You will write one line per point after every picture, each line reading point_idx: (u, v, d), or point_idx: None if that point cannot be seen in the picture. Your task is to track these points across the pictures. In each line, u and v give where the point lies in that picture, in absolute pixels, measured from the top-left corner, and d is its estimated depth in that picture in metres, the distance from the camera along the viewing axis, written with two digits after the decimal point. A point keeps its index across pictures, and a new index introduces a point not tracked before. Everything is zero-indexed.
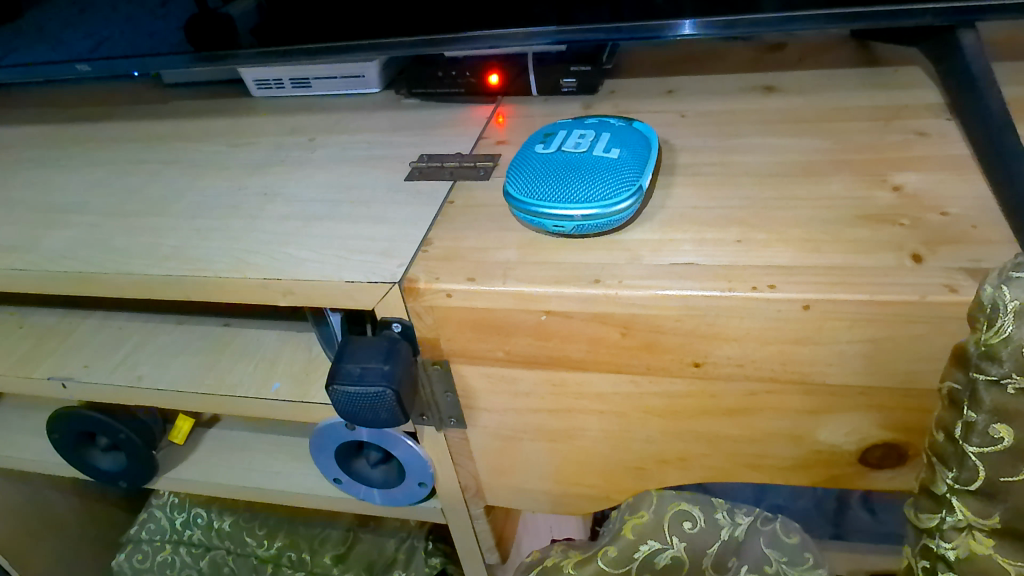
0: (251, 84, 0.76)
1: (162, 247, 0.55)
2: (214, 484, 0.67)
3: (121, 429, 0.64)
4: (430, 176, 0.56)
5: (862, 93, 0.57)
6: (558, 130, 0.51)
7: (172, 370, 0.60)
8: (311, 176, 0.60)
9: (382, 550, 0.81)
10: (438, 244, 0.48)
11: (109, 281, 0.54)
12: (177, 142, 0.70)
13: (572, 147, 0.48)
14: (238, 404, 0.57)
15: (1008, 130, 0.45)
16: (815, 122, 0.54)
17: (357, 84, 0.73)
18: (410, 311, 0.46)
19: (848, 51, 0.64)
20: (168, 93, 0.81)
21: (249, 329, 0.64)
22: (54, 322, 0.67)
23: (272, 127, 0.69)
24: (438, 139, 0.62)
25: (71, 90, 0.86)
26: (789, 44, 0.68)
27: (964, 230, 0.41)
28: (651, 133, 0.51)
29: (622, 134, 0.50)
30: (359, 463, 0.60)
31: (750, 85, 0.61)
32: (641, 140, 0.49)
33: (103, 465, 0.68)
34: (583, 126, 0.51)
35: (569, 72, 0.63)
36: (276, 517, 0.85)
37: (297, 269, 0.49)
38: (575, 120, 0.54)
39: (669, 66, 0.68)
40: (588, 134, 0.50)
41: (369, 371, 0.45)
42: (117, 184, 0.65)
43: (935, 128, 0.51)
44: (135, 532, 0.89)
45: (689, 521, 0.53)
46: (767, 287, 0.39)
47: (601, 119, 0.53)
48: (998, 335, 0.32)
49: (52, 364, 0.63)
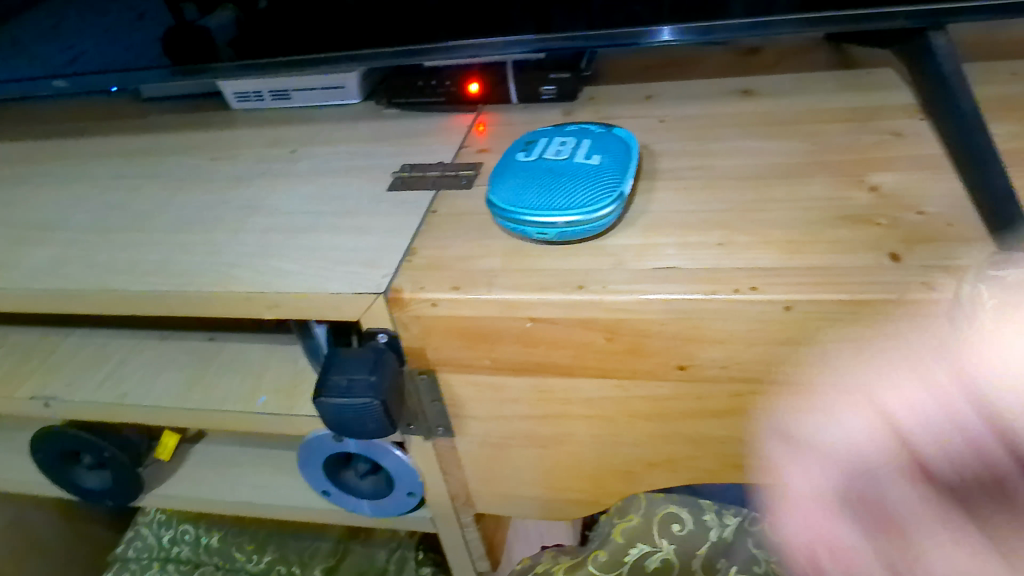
0: (231, 97, 0.76)
1: (145, 262, 0.55)
2: (202, 500, 0.66)
3: (105, 447, 0.63)
4: (412, 185, 0.56)
5: (838, 95, 0.58)
6: (540, 138, 0.52)
7: (158, 386, 0.60)
8: (294, 188, 0.60)
9: (373, 561, 0.80)
10: (422, 254, 0.48)
11: (92, 298, 0.53)
12: (157, 156, 0.69)
13: (553, 154, 0.49)
14: (224, 419, 0.57)
15: (981, 130, 0.46)
16: (792, 124, 0.55)
17: (337, 95, 0.73)
18: (395, 322, 0.46)
19: (823, 55, 0.65)
20: (146, 107, 0.80)
21: (234, 343, 0.63)
22: (36, 339, 0.67)
23: (253, 139, 0.69)
24: (419, 148, 0.62)
25: (49, 106, 0.85)
26: (766, 48, 0.69)
27: (940, 228, 0.42)
28: (631, 139, 0.52)
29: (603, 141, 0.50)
30: (347, 475, 0.60)
31: (728, 89, 0.62)
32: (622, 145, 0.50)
33: (88, 484, 0.67)
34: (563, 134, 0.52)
35: (548, 80, 0.64)
36: (265, 530, 0.85)
37: (282, 282, 0.49)
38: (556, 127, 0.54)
39: (647, 72, 0.68)
40: (569, 141, 0.50)
41: (356, 382, 0.45)
42: (97, 199, 0.64)
43: (910, 129, 0.52)
44: (122, 551, 0.88)
45: (677, 523, 0.54)
46: (749, 289, 0.40)
47: (582, 125, 0.53)
48: None
49: (35, 383, 0.62)
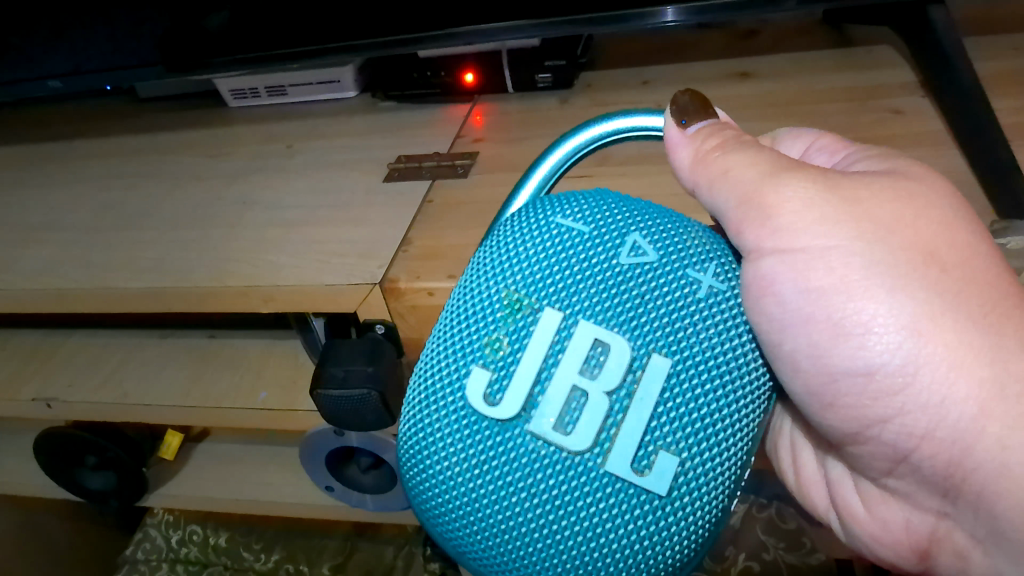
0: (227, 94, 0.75)
1: (142, 261, 0.54)
2: (205, 498, 0.66)
3: (109, 448, 0.63)
4: (407, 176, 0.56)
5: (836, 75, 0.58)
6: (490, 328, 0.21)
7: (158, 385, 0.60)
8: (291, 183, 0.59)
9: (381, 557, 0.81)
10: (417, 243, 0.48)
11: (89, 297, 0.53)
12: (154, 155, 0.69)
13: (579, 412, 0.21)
14: (224, 416, 0.57)
15: (979, 103, 0.46)
16: (790, 105, 0.55)
17: (333, 89, 0.72)
18: (391, 312, 0.46)
19: (821, 36, 0.66)
20: (142, 108, 0.80)
21: (233, 340, 0.63)
22: (39, 342, 0.67)
23: (250, 136, 0.69)
24: (416, 140, 0.62)
25: (45, 110, 0.85)
26: (763, 29, 0.70)
27: None
28: (654, 217, 0.24)
29: (613, 289, 0.21)
30: (351, 470, 0.60)
31: (727, 72, 0.62)
32: (718, 239, 0.25)
33: (94, 486, 0.67)
34: (504, 331, 0.21)
35: (544, 67, 0.64)
36: (273, 529, 0.85)
37: (276, 275, 0.48)
38: (472, 264, 0.24)
39: (645, 56, 0.69)
40: (570, 332, 0.21)
41: (353, 373, 0.45)
42: (94, 200, 0.64)
43: (910, 106, 0.52)
44: (130, 553, 0.87)
45: None
46: None
47: (517, 244, 0.23)
48: (900, 549, 0.33)
49: (36, 385, 0.62)
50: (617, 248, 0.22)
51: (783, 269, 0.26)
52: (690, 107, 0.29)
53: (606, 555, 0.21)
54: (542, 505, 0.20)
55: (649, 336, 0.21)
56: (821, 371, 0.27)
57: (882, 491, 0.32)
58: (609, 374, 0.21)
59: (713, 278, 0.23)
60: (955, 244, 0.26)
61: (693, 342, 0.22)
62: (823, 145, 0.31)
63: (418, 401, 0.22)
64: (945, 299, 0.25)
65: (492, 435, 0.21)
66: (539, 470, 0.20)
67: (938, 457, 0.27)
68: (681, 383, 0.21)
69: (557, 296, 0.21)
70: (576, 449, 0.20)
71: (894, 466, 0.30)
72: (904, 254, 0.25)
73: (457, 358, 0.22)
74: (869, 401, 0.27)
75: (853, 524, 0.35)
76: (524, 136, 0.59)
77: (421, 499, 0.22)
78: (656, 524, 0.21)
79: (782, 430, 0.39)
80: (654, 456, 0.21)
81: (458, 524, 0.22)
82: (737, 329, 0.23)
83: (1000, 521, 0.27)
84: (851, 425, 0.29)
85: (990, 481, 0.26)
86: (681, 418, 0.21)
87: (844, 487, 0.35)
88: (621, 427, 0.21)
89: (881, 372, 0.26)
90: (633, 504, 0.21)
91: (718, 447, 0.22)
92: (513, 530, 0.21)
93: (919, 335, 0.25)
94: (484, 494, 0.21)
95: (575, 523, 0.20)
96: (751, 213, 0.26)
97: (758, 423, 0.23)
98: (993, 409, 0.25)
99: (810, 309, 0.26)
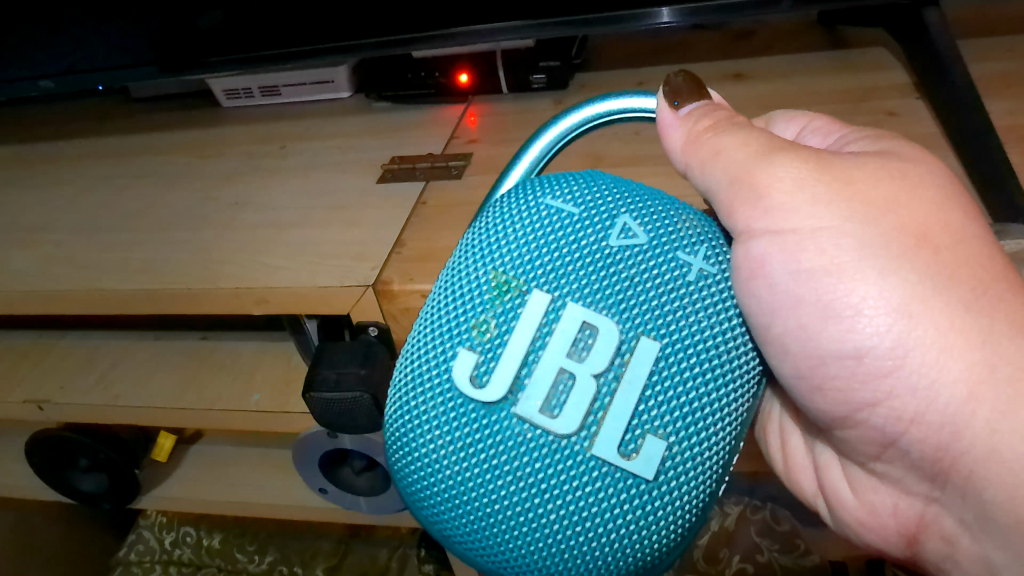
0: (220, 94, 0.75)
1: (133, 262, 0.54)
2: (199, 501, 0.66)
3: (100, 449, 0.62)
4: (401, 177, 0.56)
5: (831, 77, 0.58)
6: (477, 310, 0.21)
7: (150, 386, 0.59)
8: (285, 184, 0.59)
9: (375, 559, 0.81)
10: (410, 245, 0.47)
11: (81, 298, 0.53)
12: (146, 154, 0.69)
13: (566, 394, 0.20)
14: (216, 417, 0.56)
15: (974, 106, 0.46)
16: (784, 106, 0.55)
17: (326, 90, 0.72)
18: (384, 315, 0.45)
19: (817, 37, 0.66)
20: (134, 107, 0.80)
21: (227, 341, 0.63)
22: (31, 343, 0.67)
23: (243, 136, 0.69)
24: (410, 141, 0.61)
25: (37, 110, 0.85)
26: (759, 31, 0.70)
27: None
28: (645, 200, 0.23)
29: (602, 272, 0.21)
30: (344, 472, 0.59)
31: (721, 73, 0.62)
32: (710, 222, 0.25)
33: (86, 488, 0.67)
34: (492, 313, 0.21)
35: (538, 68, 0.64)
36: (267, 531, 0.85)
37: (269, 276, 0.48)
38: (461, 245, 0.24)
39: (640, 57, 0.69)
40: (558, 314, 0.21)
41: (345, 376, 0.44)
42: (85, 200, 0.64)
43: (904, 107, 0.52)
44: (123, 555, 0.87)
45: None
46: None
47: (507, 225, 0.23)
48: (887, 535, 0.33)
49: (28, 387, 0.62)
50: (607, 230, 0.22)
51: (772, 251, 0.26)
52: (684, 88, 0.29)
53: (591, 539, 0.21)
54: (528, 489, 0.20)
55: (637, 319, 0.21)
56: (810, 355, 0.27)
57: (871, 477, 0.32)
58: (597, 357, 0.21)
59: (702, 261, 0.23)
60: (948, 226, 0.25)
61: (681, 325, 0.21)
62: (816, 126, 0.31)
63: (406, 384, 0.22)
64: (936, 280, 0.25)
65: (478, 418, 0.21)
66: (525, 453, 0.20)
67: (927, 443, 0.27)
68: (669, 366, 0.21)
69: (545, 278, 0.21)
70: (563, 432, 0.20)
71: (883, 452, 0.30)
72: (896, 240, 0.25)
73: (444, 341, 0.21)
74: (858, 384, 0.27)
75: (840, 511, 0.35)
76: (518, 137, 0.58)
77: (408, 484, 0.22)
78: (643, 509, 0.21)
79: (771, 415, 0.38)
80: (642, 440, 0.21)
81: (445, 509, 0.21)
82: (726, 312, 0.23)
83: (989, 512, 0.27)
84: (840, 409, 0.29)
85: (978, 468, 0.26)
86: (669, 401, 0.21)
87: (832, 472, 0.35)
88: (607, 410, 0.20)
89: (870, 355, 0.26)
90: (620, 488, 0.20)
91: (706, 431, 0.22)
92: (499, 514, 0.21)
93: (908, 318, 0.25)
94: (470, 477, 0.21)
95: (561, 506, 0.20)
96: (743, 192, 0.26)
97: (747, 408, 0.23)
98: (983, 393, 0.25)
99: (798, 291, 0.26)
